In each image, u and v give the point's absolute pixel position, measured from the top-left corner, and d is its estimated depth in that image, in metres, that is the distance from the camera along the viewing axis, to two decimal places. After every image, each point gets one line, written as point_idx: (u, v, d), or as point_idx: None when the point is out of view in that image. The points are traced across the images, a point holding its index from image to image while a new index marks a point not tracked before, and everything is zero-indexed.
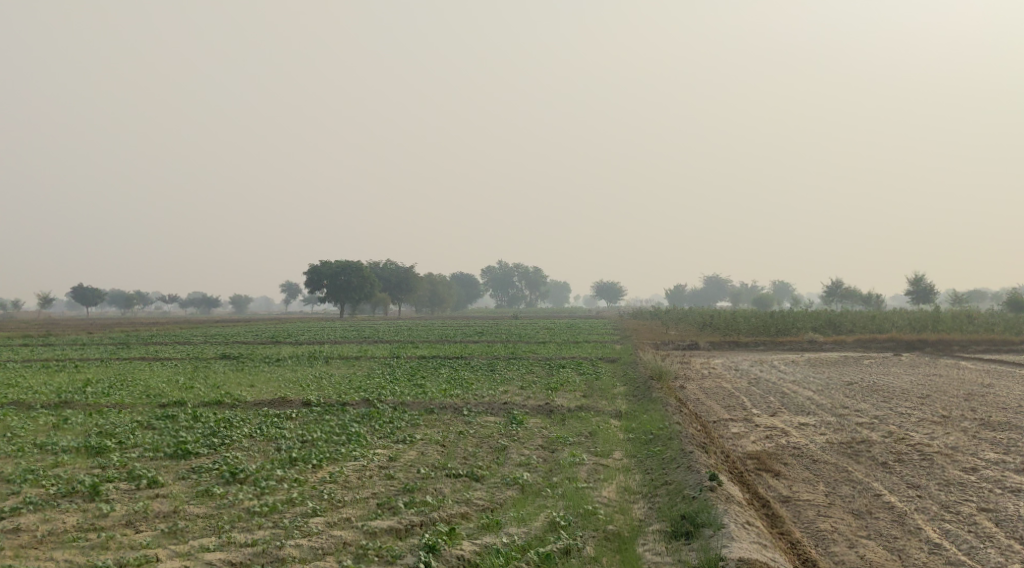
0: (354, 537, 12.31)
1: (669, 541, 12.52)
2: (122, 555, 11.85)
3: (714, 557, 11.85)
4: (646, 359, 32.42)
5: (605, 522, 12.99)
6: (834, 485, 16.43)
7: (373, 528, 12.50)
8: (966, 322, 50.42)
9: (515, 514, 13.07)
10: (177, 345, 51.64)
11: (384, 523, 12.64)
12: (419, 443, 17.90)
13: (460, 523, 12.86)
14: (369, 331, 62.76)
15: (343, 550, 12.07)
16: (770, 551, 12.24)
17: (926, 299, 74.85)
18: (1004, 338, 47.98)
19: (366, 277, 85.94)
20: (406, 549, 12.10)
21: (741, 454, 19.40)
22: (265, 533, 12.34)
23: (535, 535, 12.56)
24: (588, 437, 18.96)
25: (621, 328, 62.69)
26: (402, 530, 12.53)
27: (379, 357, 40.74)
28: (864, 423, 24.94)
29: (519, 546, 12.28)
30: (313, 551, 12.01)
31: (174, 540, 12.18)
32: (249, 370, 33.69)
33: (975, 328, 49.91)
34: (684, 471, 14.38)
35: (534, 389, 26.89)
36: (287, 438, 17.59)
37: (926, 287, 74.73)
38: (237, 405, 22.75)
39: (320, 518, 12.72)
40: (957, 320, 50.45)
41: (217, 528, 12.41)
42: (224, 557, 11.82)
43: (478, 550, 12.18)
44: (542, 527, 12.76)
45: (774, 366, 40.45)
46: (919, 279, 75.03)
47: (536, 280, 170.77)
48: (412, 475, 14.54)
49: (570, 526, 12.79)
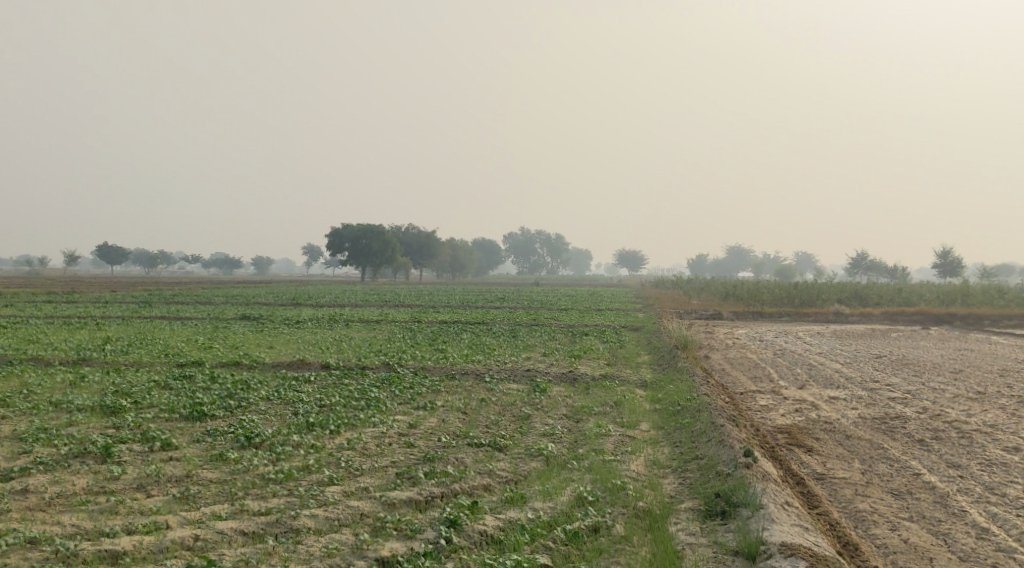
0: (373, 508, 11.85)
1: (703, 521, 12.02)
2: (131, 521, 11.44)
3: (754, 541, 11.35)
4: (671, 328, 31.85)
5: (635, 498, 12.46)
6: (870, 462, 15.85)
7: (392, 499, 12.02)
8: (997, 296, 49.55)
9: (540, 488, 12.56)
10: (198, 305, 51.42)
11: (403, 494, 12.16)
12: (440, 410, 17.43)
13: (483, 496, 12.38)
14: (390, 294, 62.45)
15: (361, 521, 11.61)
16: (811, 534, 11.70)
17: (953, 273, 73.74)
18: None
19: (388, 241, 85.58)
20: (426, 523, 11.64)
21: (772, 428, 18.85)
22: (280, 502, 11.90)
23: (561, 510, 12.06)
24: (613, 407, 18.45)
25: (644, 296, 62.07)
26: (422, 502, 12.06)
27: (400, 321, 40.39)
28: (896, 398, 24.32)
29: (545, 523, 11.79)
30: (329, 522, 11.57)
31: (185, 506, 11.77)
32: (269, 331, 33.39)
33: (1005, 302, 49.05)
34: (716, 446, 13.82)
35: (557, 356, 26.40)
36: (305, 402, 17.14)
37: (954, 262, 73.58)
38: (256, 366, 22.38)
39: (337, 487, 12.26)
40: (987, 294, 49.57)
41: (230, 494, 11.98)
42: (236, 526, 11.41)
43: (502, 525, 11.71)
44: (569, 502, 12.25)
45: (800, 337, 39.82)
46: (947, 253, 73.95)
47: (558, 248, 170.39)
48: (434, 444, 14.05)
49: (598, 502, 12.28)
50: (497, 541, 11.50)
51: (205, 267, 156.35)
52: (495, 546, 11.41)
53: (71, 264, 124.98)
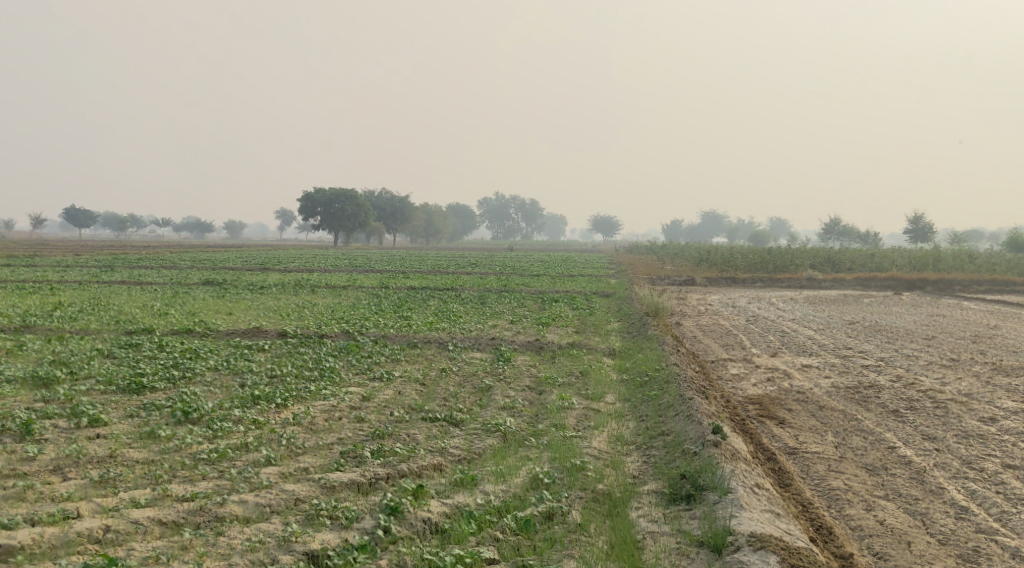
0: (311, 493, 11.10)
1: (666, 506, 11.34)
2: (38, 509, 10.65)
3: (722, 531, 10.70)
4: (642, 295, 31.15)
5: (595, 480, 11.76)
6: (844, 435, 15.19)
7: (331, 482, 11.27)
8: (968, 262, 49.30)
9: (493, 468, 11.83)
10: (162, 268, 50.16)
11: (344, 476, 11.41)
12: (398, 381, 16.65)
13: (432, 478, 11.63)
14: (361, 259, 61.24)
15: (294, 508, 10.88)
16: (782, 521, 11.07)
17: (924, 239, 73.48)
18: (1006, 279, 46.89)
19: (360, 205, 84.33)
20: (366, 511, 10.90)
21: (742, 398, 18.20)
22: (208, 486, 11.13)
23: (514, 494, 11.35)
24: (578, 377, 17.76)
25: (617, 262, 61.36)
26: (365, 485, 11.32)
27: (367, 287, 39.47)
28: (870, 366, 23.77)
29: (495, 509, 11.08)
30: (259, 510, 10.84)
31: (102, 491, 10.97)
32: (230, 297, 32.47)
33: (976, 267, 48.81)
34: (684, 421, 13.12)
35: (524, 323, 25.66)
36: (254, 372, 16.31)
37: (925, 227, 73.27)
38: (209, 334, 21.49)
39: (275, 469, 11.49)
40: (959, 260, 49.21)
41: (154, 478, 11.19)
42: (155, 515, 10.64)
43: (447, 512, 10.99)
44: (523, 485, 11.54)
45: (772, 303, 39.32)
46: (918, 218, 73.77)
47: (533, 213, 169.58)
48: (385, 418, 13.26)
49: (555, 485, 11.58)
50: (441, 530, 10.81)
51: (175, 231, 154.19)
52: (439, 537, 10.71)
53: (39, 228, 122.86)
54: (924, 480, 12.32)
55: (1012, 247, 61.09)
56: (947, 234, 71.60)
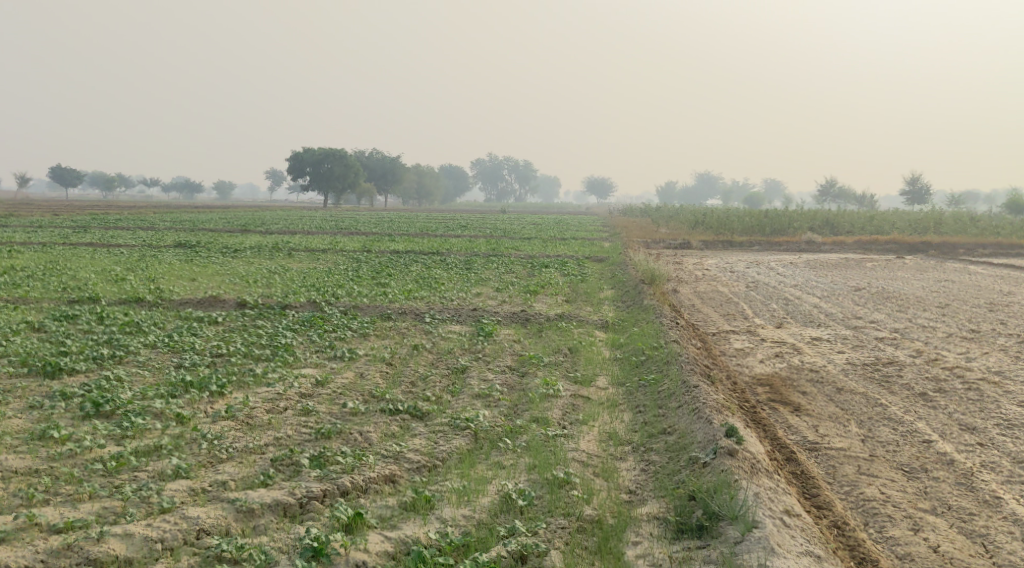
0: (222, 520, 9.39)
1: (674, 541, 9.53)
2: None
3: None
4: (637, 259, 29.13)
5: (583, 502, 9.99)
6: (870, 425, 13.29)
7: (250, 506, 9.56)
8: (972, 223, 47.42)
9: (455, 484, 10.09)
10: (137, 230, 47.85)
11: (267, 497, 9.69)
12: (362, 362, 14.64)
13: (379, 496, 9.93)
14: (348, 221, 58.87)
15: (192, 545, 9.16)
16: (822, 563, 9.22)
17: (919, 201, 71.46)
18: (1012, 241, 45.00)
19: (351, 165, 81.75)
20: (284, 550, 9.15)
21: (749, 379, 16.30)
22: (91, 511, 9.42)
23: (479, 524, 9.61)
24: (566, 356, 15.82)
25: (610, 225, 59.27)
26: (293, 507, 9.64)
27: (347, 251, 37.33)
28: (886, 340, 21.85)
29: (451, 547, 9.30)
30: (146, 546, 9.10)
31: None
32: (198, 261, 30.28)
33: (980, 229, 46.96)
34: (689, 418, 11.30)
35: (510, 292, 23.64)
36: (198, 350, 14.28)
37: (920, 188, 71.31)
38: (160, 304, 19.40)
39: (184, 485, 9.80)
40: (962, 221, 47.26)
41: (26, 498, 9.48)
42: (4, 556, 8.89)
43: (391, 552, 9.24)
44: (491, 509, 9.80)
45: (772, 268, 37.31)
46: (914, 179, 71.82)
47: (526, 175, 167.44)
48: (337, 410, 11.38)
49: (531, 509, 9.83)
50: None
51: (165, 191, 151.18)
52: None
53: (24, 187, 120.17)
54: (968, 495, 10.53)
55: (1011, 209, 59.05)
56: (943, 197, 69.54)
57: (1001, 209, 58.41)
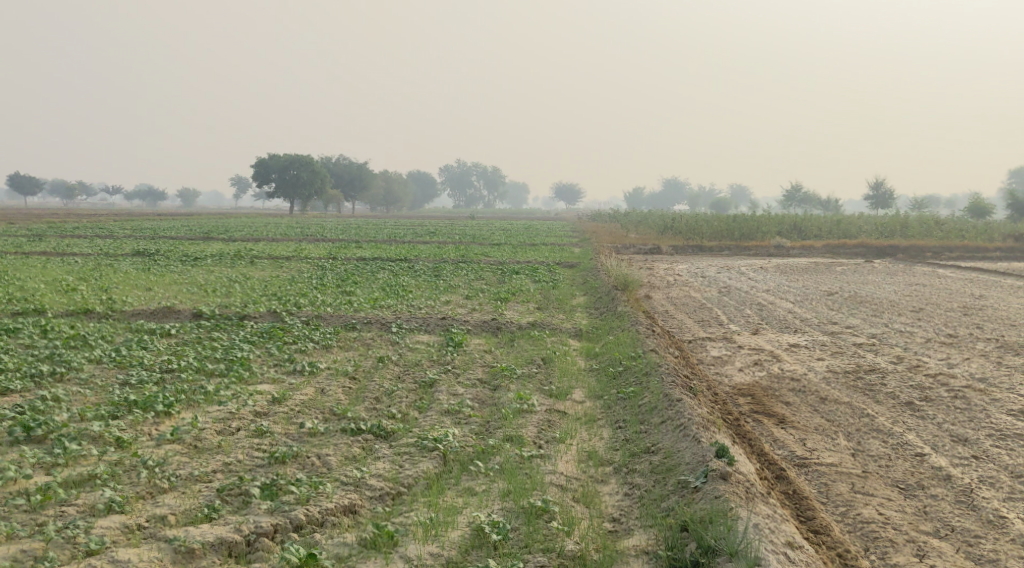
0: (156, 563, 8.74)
1: None
2: None
3: None
4: (609, 265, 28.48)
5: (563, 534, 9.35)
6: (859, 438, 12.66)
7: (189, 545, 8.90)
8: (938, 226, 47.30)
9: (421, 517, 9.41)
10: (95, 239, 46.53)
11: (209, 534, 9.04)
12: (324, 377, 13.79)
13: (337, 531, 9.26)
14: (314, 229, 57.82)
15: None
16: None
17: (883, 205, 71.50)
18: (979, 245, 44.88)
19: (317, 171, 80.62)
20: None
21: (729, 389, 15.63)
22: (8, 555, 8.74)
23: (448, 562, 8.96)
24: (540, 367, 15.10)
25: (579, 229, 58.70)
26: (239, 545, 9.00)
27: (312, 258, 36.38)
28: (864, 345, 21.30)
29: None
30: None
31: None
32: (155, 270, 29.22)
33: (946, 232, 46.85)
34: (674, 436, 10.72)
35: (480, 299, 22.88)
36: (147, 366, 13.39)
37: (884, 193, 71.34)
38: (111, 316, 18.44)
39: (116, 522, 9.12)
40: (929, 225, 47.09)
41: None
42: None
43: None
44: (463, 544, 9.14)
45: (743, 273, 36.82)
46: (878, 184, 71.89)
47: (494, 181, 167.03)
48: (294, 430, 10.62)
49: (507, 544, 9.17)
50: None
51: (128, 199, 148.87)
52: None
53: None
54: (962, 524, 9.97)
55: (975, 213, 59.07)
56: (907, 201, 69.57)
57: (964, 213, 58.44)
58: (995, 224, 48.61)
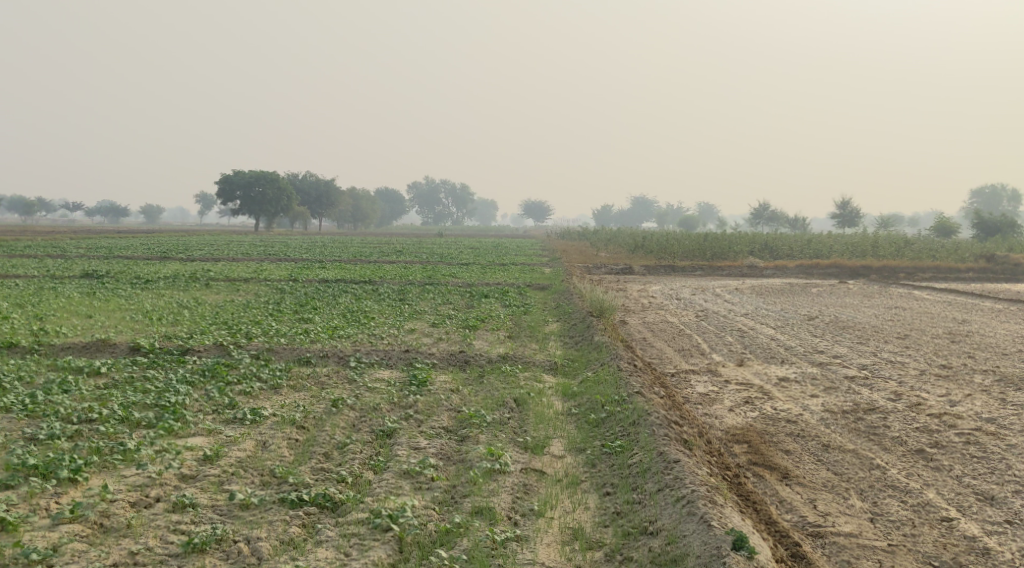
0: None
1: None
2: None
3: None
4: (582, 288, 26.96)
5: None
6: (873, 497, 11.16)
7: None
8: (907, 247, 46.14)
9: None
10: (47, 258, 44.45)
11: None
12: (267, 428, 12.08)
13: None
14: (278, 246, 55.82)
15: None
16: None
17: (849, 224, 70.41)
18: (950, 265, 43.67)
19: (282, 189, 78.61)
20: None
21: (722, 435, 14.10)
22: None
23: None
24: (513, 411, 13.49)
25: (550, 249, 57.17)
26: None
27: (272, 280, 34.54)
28: (857, 379, 19.89)
29: None
30: None
31: None
32: (100, 294, 27.38)
33: (917, 253, 45.68)
34: (679, 515, 9.98)
35: (447, 327, 21.31)
36: (62, 417, 11.69)
37: (850, 211, 70.33)
38: (40, 352, 16.75)
39: None
40: (900, 246, 45.95)
41: None
42: None
43: None
44: None
45: (720, 295, 35.43)
46: (843, 202, 71.00)
47: (462, 199, 165.65)
48: (221, 505, 9.78)
49: None
50: None
51: (91, 215, 146.28)
52: None
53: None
54: None
55: (942, 232, 57.78)
56: (873, 220, 68.57)
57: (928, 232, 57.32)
58: (969, 244, 47.40)
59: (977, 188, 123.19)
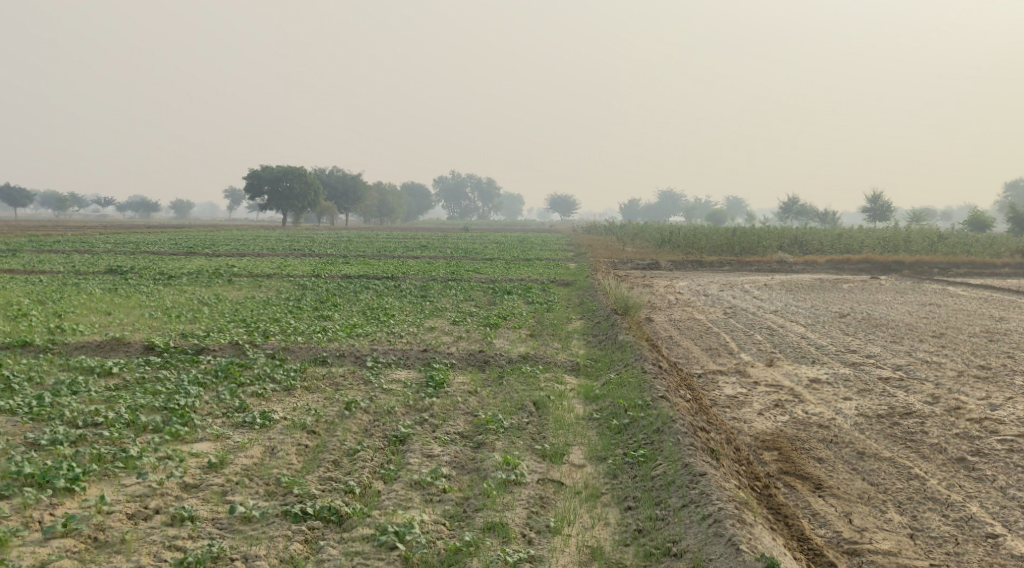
0: None
1: None
2: None
3: None
4: (607, 284, 26.37)
5: None
6: (910, 510, 10.60)
7: None
8: (941, 242, 45.13)
9: None
10: (73, 253, 44.32)
11: None
12: (277, 433, 11.66)
13: None
14: (304, 242, 55.51)
15: None
16: None
17: (881, 217, 69.25)
18: (986, 260, 42.67)
19: (309, 183, 78.42)
20: None
21: (750, 441, 13.55)
22: None
23: None
24: (531, 415, 13.00)
25: (578, 243, 56.43)
26: None
27: (295, 277, 34.17)
28: (891, 380, 19.22)
29: None
30: None
31: None
32: (121, 291, 27.10)
33: (952, 248, 44.67)
34: (706, 535, 9.51)
35: (468, 325, 20.84)
36: (67, 420, 11.32)
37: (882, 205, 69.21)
38: (54, 352, 16.43)
39: None
40: (933, 241, 44.97)
41: None
42: None
43: None
44: None
45: (749, 291, 34.71)
46: (874, 195, 69.86)
47: (489, 193, 165.25)
48: (221, 519, 9.46)
49: None
50: None
51: (121, 209, 146.93)
52: None
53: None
54: None
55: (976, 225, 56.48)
56: (905, 212, 67.41)
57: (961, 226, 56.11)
58: (1005, 238, 46.28)
59: (1011, 181, 121.18)
